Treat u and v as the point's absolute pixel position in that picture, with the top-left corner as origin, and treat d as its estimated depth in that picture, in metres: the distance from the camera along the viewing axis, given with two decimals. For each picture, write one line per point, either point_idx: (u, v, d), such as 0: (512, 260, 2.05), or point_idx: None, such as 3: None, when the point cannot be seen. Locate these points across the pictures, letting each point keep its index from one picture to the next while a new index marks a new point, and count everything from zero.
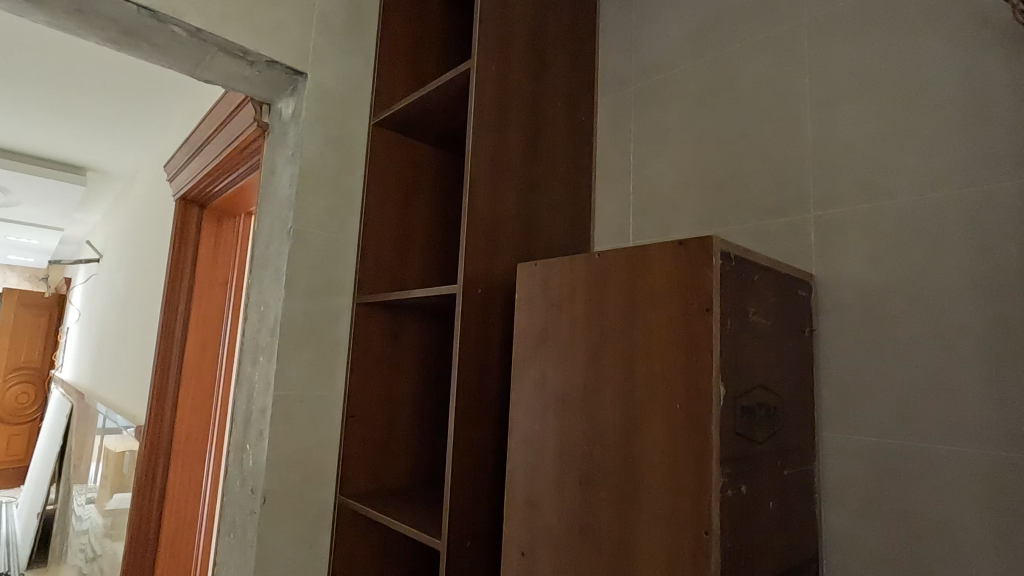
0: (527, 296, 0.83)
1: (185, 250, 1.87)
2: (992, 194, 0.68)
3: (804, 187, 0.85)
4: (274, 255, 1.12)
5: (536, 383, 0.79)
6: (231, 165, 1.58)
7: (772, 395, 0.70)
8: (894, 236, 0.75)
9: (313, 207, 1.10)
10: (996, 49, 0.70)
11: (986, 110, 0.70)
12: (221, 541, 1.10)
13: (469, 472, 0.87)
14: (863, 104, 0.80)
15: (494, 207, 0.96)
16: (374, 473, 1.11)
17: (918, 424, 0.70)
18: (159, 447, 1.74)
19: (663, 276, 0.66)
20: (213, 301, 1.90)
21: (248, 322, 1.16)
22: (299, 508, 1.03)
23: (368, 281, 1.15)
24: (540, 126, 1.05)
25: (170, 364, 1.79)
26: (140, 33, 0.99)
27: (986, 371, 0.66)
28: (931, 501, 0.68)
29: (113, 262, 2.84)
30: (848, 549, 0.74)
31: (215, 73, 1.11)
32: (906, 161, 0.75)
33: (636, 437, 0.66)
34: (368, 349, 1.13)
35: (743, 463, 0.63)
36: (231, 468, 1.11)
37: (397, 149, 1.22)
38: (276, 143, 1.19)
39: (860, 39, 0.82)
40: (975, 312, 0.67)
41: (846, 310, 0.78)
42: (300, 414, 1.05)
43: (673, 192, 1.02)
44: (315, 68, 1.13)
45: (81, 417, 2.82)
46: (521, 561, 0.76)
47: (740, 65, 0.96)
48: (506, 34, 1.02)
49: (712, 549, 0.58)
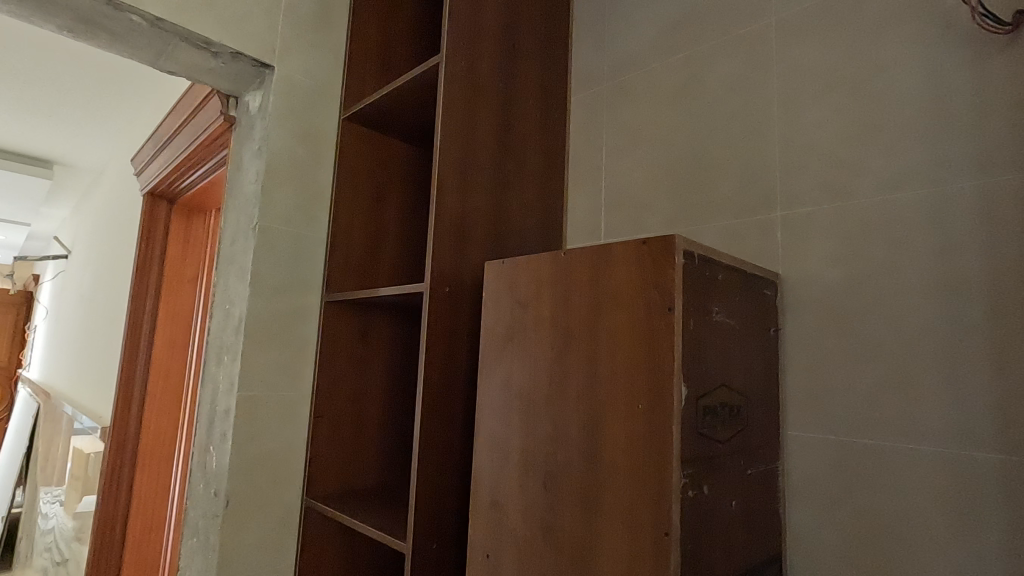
0: (494, 294, 0.82)
1: (152, 247, 1.82)
2: (951, 194, 0.69)
3: (770, 187, 0.85)
4: (239, 252, 1.09)
5: (501, 382, 0.78)
6: (199, 159, 1.54)
7: (735, 394, 0.70)
8: (856, 237, 0.75)
9: (279, 204, 1.07)
10: (956, 51, 0.71)
11: (947, 112, 0.70)
12: (183, 546, 1.07)
13: (435, 472, 0.85)
14: (827, 105, 0.81)
15: (463, 204, 0.94)
16: (342, 473, 1.09)
17: (880, 422, 0.71)
18: (126, 447, 1.71)
19: (626, 274, 0.66)
20: (182, 298, 1.86)
21: (213, 321, 1.13)
22: (264, 509, 1.01)
23: (336, 279, 1.13)
24: (511, 122, 1.04)
25: (136, 364, 1.75)
26: (97, 21, 0.96)
27: (945, 371, 0.67)
28: (889, 499, 0.69)
29: (82, 259, 2.75)
30: (810, 547, 0.75)
31: (178, 64, 1.08)
32: (868, 162, 0.76)
33: (598, 437, 0.66)
34: (336, 348, 1.11)
35: (705, 463, 0.63)
36: (194, 471, 1.08)
37: (367, 145, 1.20)
38: (242, 138, 1.16)
39: (826, 41, 0.82)
40: (932, 313, 0.68)
41: (811, 310, 0.78)
42: (265, 415, 1.02)
43: (644, 190, 1.01)
44: (282, 62, 1.11)
45: (47, 417, 2.75)
46: (485, 563, 0.75)
47: (710, 63, 0.96)
48: (476, 30, 1.00)
49: (672, 549, 0.57)
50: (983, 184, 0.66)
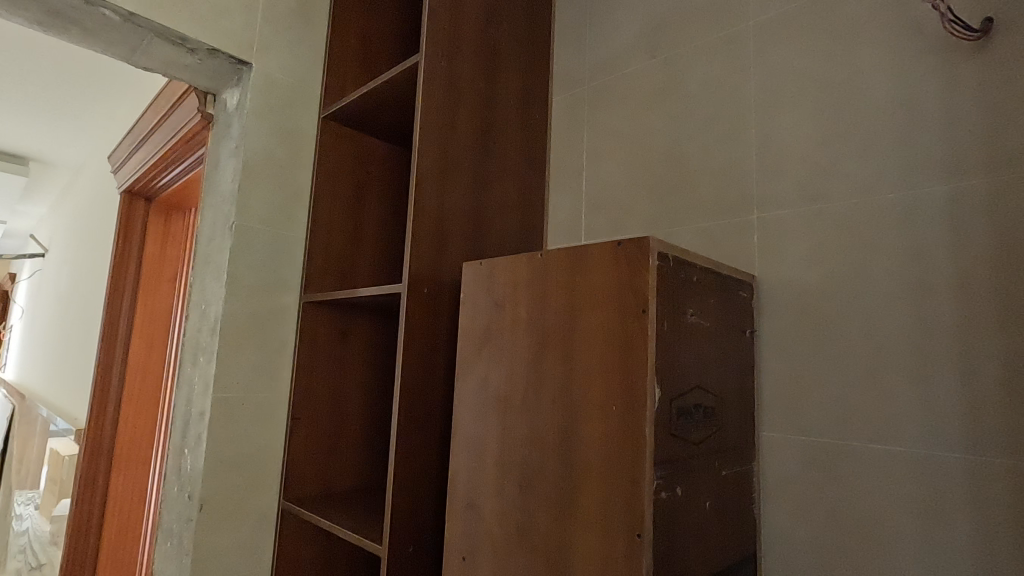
0: (471, 295, 0.81)
1: (130, 247, 1.79)
2: (921, 198, 0.70)
3: (747, 189, 0.85)
4: (215, 251, 1.08)
5: (478, 383, 0.77)
6: (177, 157, 1.52)
7: (709, 394, 0.70)
8: (830, 240, 0.76)
9: (256, 203, 1.06)
10: (927, 57, 0.72)
11: (917, 115, 0.71)
12: (156, 550, 1.05)
13: (412, 474, 0.85)
14: (803, 108, 0.82)
15: (441, 203, 0.93)
16: (320, 475, 1.08)
17: (852, 423, 0.71)
18: (101, 451, 1.68)
19: (602, 275, 0.66)
20: (160, 298, 1.83)
21: (188, 322, 1.11)
22: (239, 512, 1.00)
23: (315, 280, 1.11)
24: (491, 121, 1.04)
25: (113, 364, 1.73)
26: (68, 15, 0.94)
27: (915, 373, 0.67)
28: (860, 498, 0.70)
29: (58, 259, 2.70)
30: (784, 547, 0.75)
31: (153, 60, 1.06)
32: (842, 166, 0.76)
33: (574, 438, 0.65)
34: (315, 348, 1.10)
35: (678, 464, 0.63)
36: (169, 474, 1.06)
37: (347, 144, 1.19)
38: (219, 136, 1.14)
39: (801, 44, 0.83)
40: (902, 316, 0.69)
41: (786, 312, 0.79)
42: (240, 417, 1.01)
43: (623, 191, 1.01)
44: (260, 59, 1.09)
45: (21, 419, 2.69)
46: (461, 565, 0.74)
47: (689, 65, 0.96)
48: (455, 30, 1.00)
49: (644, 550, 0.57)
50: (951, 187, 0.68)
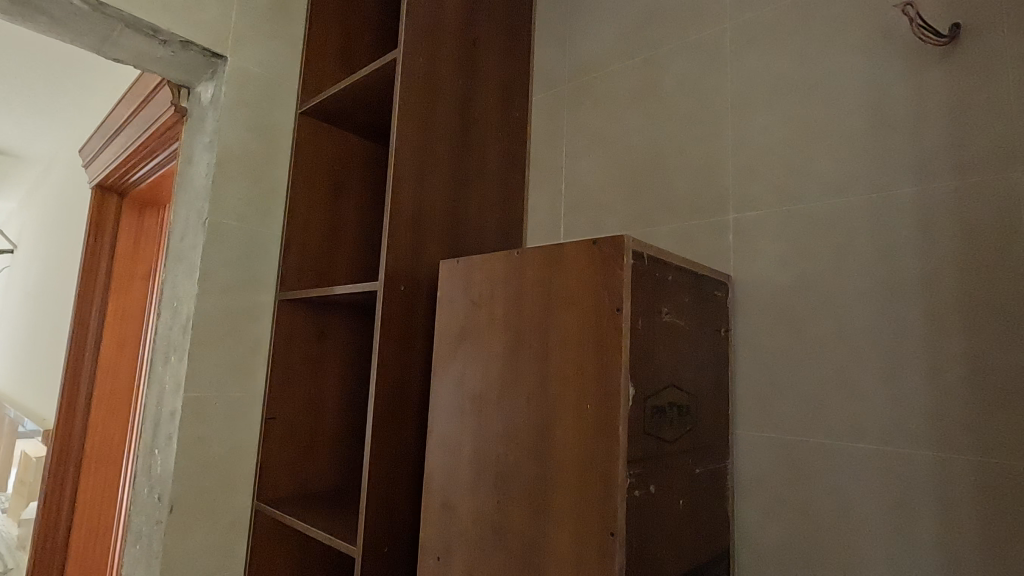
0: (448, 294, 0.80)
1: (101, 243, 1.75)
2: (892, 201, 0.71)
3: (723, 191, 0.86)
4: (188, 247, 1.05)
5: (454, 382, 0.77)
6: (149, 150, 1.48)
7: (683, 393, 0.70)
8: (804, 241, 0.77)
9: (230, 200, 1.04)
10: (897, 62, 0.73)
11: (888, 119, 0.73)
12: (125, 553, 1.03)
13: (387, 474, 0.84)
14: (777, 110, 0.83)
15: (418, 200, 0.92)
16: (295, 475, 1.06)
17: (824, 423, 0.72)
18: (70, 452, 1.64)
19: (579, 274, 0.66)
20: (132, 296, 1.79)
21: (159, 319, 1.08)
22: (212, 513, 0.98)
23: (290, 278, 1.10)
24: (470, 118, 1.03)
25: (82, 363, 1.68)
26: (34, 3, 0.91)
27: (884, 373, 0.69)
28: (832, 496, 0.71)
29: (29, 255, 2.63)
30: (757, 544, 0.76)
31: (124, 52, 1.03)
32: (815, 170, 0.77)
33: (548, 437, 0.65)
34: (291, 347, 1.08)
35: (652, 462, 0.63)
36: (139, 475, 1.04)
37: (325, 140, 1.17)
38: (193, 130, 1.12)
39: (776, 48, 0.84)
40: (872, 317, 0.70)
41: (760, 312, 0.80)
42: (213, 417, 0.99)
43: (602, 190, 1.02)
44: (236, 52, 1.08)
45: None
46: (436, 566, 0.74)
47: (667, 65, 0.96)
48: (434, 25, 0.99)
49: (617, 548, 0.58)
50: (920, 192, 0.69)
